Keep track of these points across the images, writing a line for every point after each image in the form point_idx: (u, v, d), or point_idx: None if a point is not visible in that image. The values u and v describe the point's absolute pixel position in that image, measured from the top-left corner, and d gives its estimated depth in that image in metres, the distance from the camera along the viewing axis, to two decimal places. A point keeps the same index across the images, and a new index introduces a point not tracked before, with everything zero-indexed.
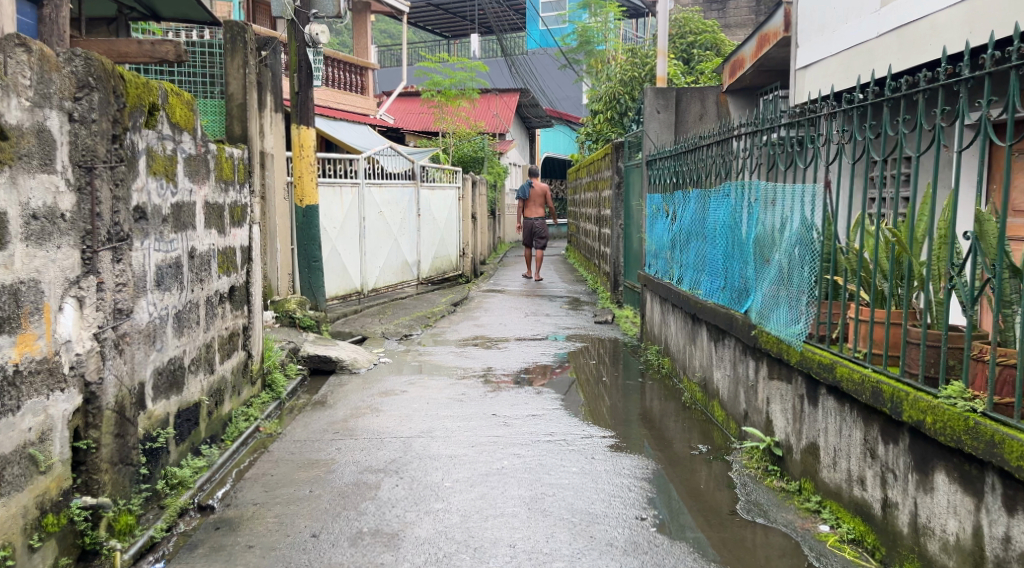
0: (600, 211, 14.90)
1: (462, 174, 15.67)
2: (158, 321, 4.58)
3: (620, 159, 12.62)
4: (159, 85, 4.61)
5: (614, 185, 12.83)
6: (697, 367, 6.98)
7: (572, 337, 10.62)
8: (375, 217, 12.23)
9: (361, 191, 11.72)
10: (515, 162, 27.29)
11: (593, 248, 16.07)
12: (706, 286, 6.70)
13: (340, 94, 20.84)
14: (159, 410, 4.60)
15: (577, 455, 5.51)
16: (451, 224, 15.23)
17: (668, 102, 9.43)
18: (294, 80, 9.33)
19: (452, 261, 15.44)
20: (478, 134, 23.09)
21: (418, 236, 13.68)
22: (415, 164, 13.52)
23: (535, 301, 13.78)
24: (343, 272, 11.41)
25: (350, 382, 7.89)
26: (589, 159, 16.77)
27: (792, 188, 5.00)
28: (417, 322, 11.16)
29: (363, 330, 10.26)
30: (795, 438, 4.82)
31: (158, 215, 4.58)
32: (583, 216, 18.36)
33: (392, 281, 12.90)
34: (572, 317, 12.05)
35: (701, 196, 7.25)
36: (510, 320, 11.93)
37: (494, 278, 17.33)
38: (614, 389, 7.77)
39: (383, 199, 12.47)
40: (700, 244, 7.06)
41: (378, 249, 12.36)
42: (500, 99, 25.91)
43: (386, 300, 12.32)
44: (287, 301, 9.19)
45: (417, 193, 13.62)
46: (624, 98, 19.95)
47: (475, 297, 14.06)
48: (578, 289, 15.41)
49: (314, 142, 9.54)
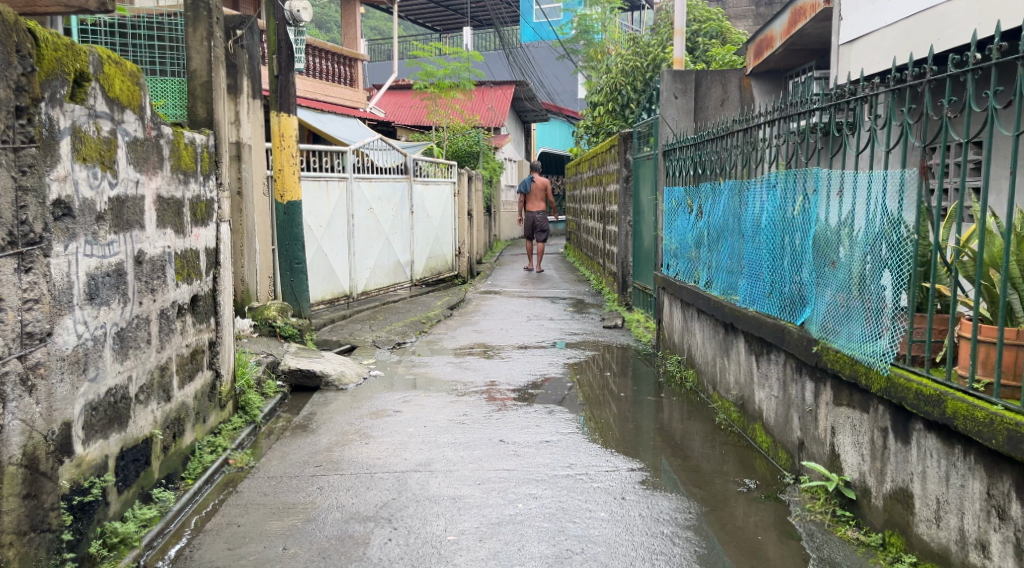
0: (604, 207, 14.03)
1: (457, 168, 14.77)
2: (93, 343, 3.70)
3: (628, 151, 11.74)
4: (90, 48, 3.72)
5: (621, 178, 11.96)
6: (732, 383, 6.12)
7: (580, 343, 9.77)
8: (365, 215, 11.34)
9: (349, 186, 10.83)
10: (511, 158, 26.42)
11: (596, 247, 15.22)
12: (743, 290, 5.85)
13: (328, 86, 19.93)
14: (94, 453, 3.74)
15: (603, 496, 4.64)
16: (445, 222, 14.34)
17: (688, 86, 8.62)
18: (273, 62, 8.41)
19: (448, 261, 14.54)
20: (472, 128, 22.18)
21: (411, 235, 12.79)
22: (407, 158, 12.63)
23: (537, 303, 12.91)
24: (331, 275, 10.52)
25: (336, 401, 7.01)
26: (591, 152, 15.89)
27: (868, 176, 4.12)
28: (411, 328, 10.27)
29: (351, 338, 9.36)
30: (874, 480, 3.94)
31: (92, 211, 3.69)
32: (585, 213, 17.49)
33: (383, 283, 12.00)
34: (578, 321, 11.19)
35: (733, 188, 6.39)
36: (511, 325, 11.07)
37: (492, 279, 16.47)
38: (633, 406, 6.90)
39: (374, 195, 11.58)
40: (735, 243, 6.20)
41: (368, 249, 11.46)
42: (496, 92, 25.10)
43: (377, 304, 11.43)
44: (267, 308, 8.32)
45: (410, 189, 12.73)
46: (626, 89, 18.88)
47: (473, 300, 13.18)
48: (581, 290, 14.56)
49: (296, 132, 8.63)
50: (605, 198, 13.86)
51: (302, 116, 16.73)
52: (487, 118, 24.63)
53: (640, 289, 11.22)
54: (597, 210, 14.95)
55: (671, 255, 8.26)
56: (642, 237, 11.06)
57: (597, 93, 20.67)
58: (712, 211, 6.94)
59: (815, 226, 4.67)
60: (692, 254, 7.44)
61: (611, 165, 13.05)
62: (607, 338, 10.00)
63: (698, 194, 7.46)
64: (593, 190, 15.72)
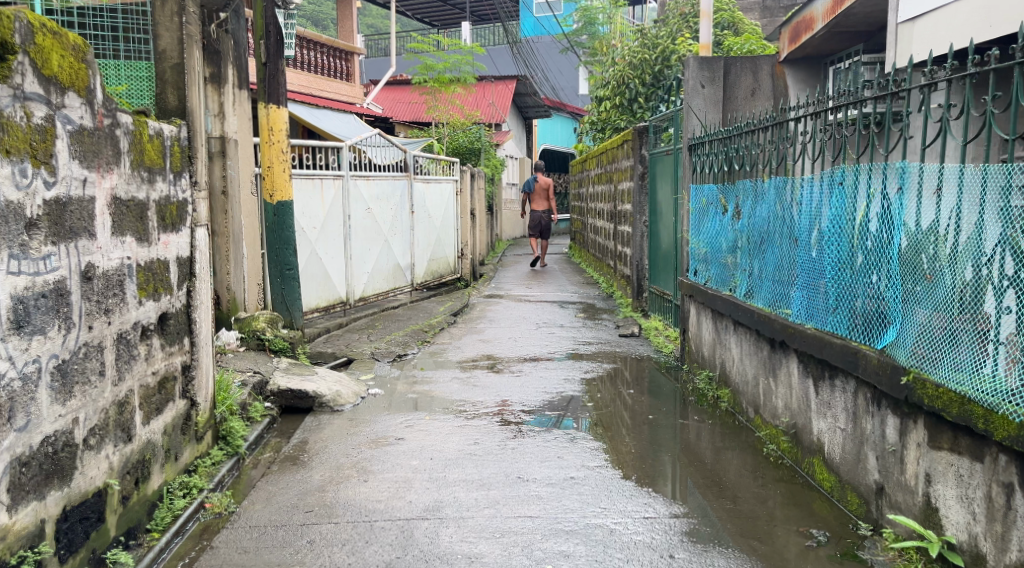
0: (615, 206, 13.27)
1: (459, 165, 14.01)
2: (19, 382, 2.99)
3: (644, 147, 11.00)
4: (15, 13, 3.01)
5: (635, 176, 11.20)
6: (782, 407, 5.39)
7: (596, 354, 9.03)
8: (362, 215, 10.59)
9: (344, 185, 10.08)
10: (513, 155, 25.68)
11: (606, 247, 14.49)
12: (794, 303, 5.14)
13: (323, 81, 19.18)
14: (26, 519, 3.03)
15: (648, 555, 3.90)
16: (447, 222, 13.58)
17: (716, 74, 7.88)
18: (262, 49, 7.64)
19: (450, 264, 13.78)
20: (472, 124, 21.41)
21: (411, 236, 12.03)
22: (407, 155, 11.87)
23: (545, 309, 12.15)
24: (326, 281, 9.77)
25: (331, 425, 6.27)
26: (599, 148, 15.11)
27: (979, 171, 3.39)
28: (413, 337, 9.51)
29: (348, 350, 8.61)
30: (994, 547, 3.21)
31: (17, 216, 2.99)
32: (592, 212, 16.71)
33: (382, 288, 11.24)
34: (591, 329, 10.43)
35: (777, 185, 5.69)
36: (519, 332, 10.33)
37: (496, 281, 15.74)
38: (664, 430, 6.15)
39: (372, 194, 10.82)
40: (784, 248, 5.49)
41: (366, 252, 10.71)
42: (497, 86, 24.33)
43: (375, 311, 10.67)
44: (255, 319, 7.55)
45: (409, 187, 11.97)
46: (634, 83, 18.18)
47: (477, 306, 12.42)
48: (590, 294, 13.80)
49: (286, 126, 7.88)
50: (616, 196, 13.10)
51: (295, 112, 15.98)
52: (489, 114, 23.83)
53: (658, 293, 10.50)
54: (607, 209, 14.18)
55: (699, 259, 7.55)
56: (660, 239, 10.36)
57: (603, 88, 19.89)
58: (751, 210, 6.24)
59: (897, 232, 3.96)
60: (727, 259, 6.72)
61: (624, 162, 12.29)
62: (625, 349, 9.25)
63: (732, 192, 6.74)
64: (602, 189, 14.96)
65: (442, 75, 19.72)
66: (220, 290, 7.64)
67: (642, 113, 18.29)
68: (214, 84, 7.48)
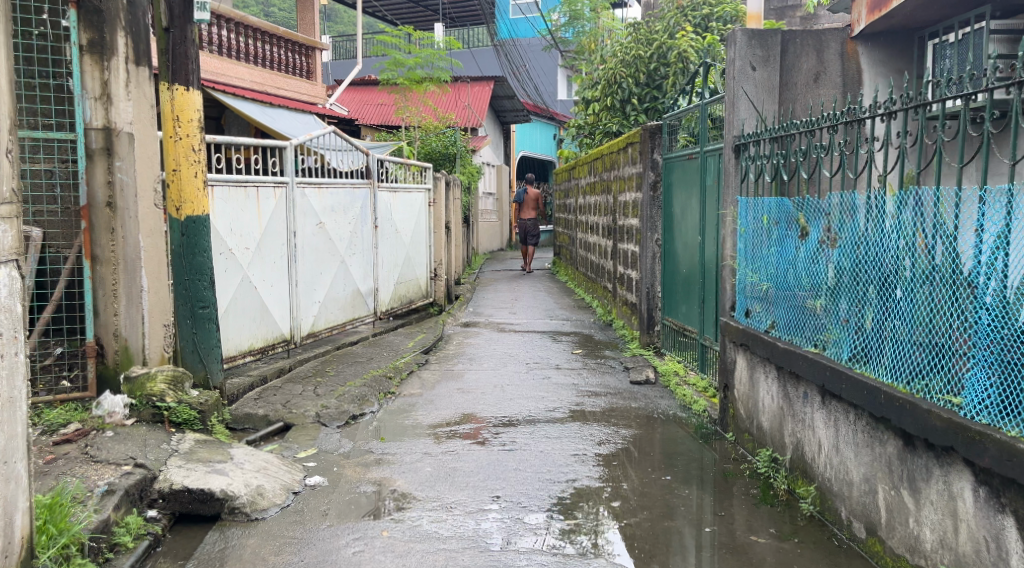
0: (615, 220, 11.33)
1: (433, 172, 12.03)
2: None
3: (656, 150, 9.13)
4: None
5: (645, 184, 9.28)
6: (935, 544, 3.48)
7: (607, 411, 7.11)
8: (313, 232, 8.59)
9: (289, 194, 8.09)
10: (490, 162, 23.73)
11: (602, 268, 12.57)
12: (972, 385, 3.34)
13: (281, 78, 17.15)
14: None
15: None
16: (418, 238, 11.57)
17: (771, 53, 5.98)
18: (161, 7, 5.62)
19: (423, 287, 11.78)
20: (446, 127, 19.45)
21: (374, 256, 10.01)
22: (368, 158, 9.90)
23: (535, 343, 10.18)
24: (264, 317, 7.75)
25: (245, 547, 4.30)
26: (593, 152, 13.16)
27: None
28: (373, 388, 7.50)
29: (284, 412, 6.60)
30: None
31: None
32: (582, 226, 14.73)
33: (339, 320, 9.21)
34: (595, 373, 8.49)
35: (906, 198, 3.80)
36: (507, 376, 8.39)
37: (475, 304, 13.78)
38: (731, 554, 4.22)
39: (325, 206, 8.82)
40: (930, 293, 3.65)
41: (317, 277, 8.70)
42: (473, 88, 22.32)
43: (327, 351, 8.65)
44: (152, 380, 5.53)
45: (372, 197, 9.97)
46: (627, 82, 16.19)
47: (454, 338, 10.45)
48: (584, 321, 11.88)
49: (199, 115, 5.84)
50: (617, 209, 11.16)
51: (243, 111, 13.93)
52: (464, 117, 21.87)
53: (679, 330, 8.59)
54: (605, 224, 12.27)
55: (758, 295, 5.64)
56: (680, 262, 8.47)
57: (591, 89, 17.97)
58: (853, 234, 4.35)
59: None
60: (810, 300, 4.85)
61: (627, 168, 10.38)
62: (643, 405, 7.30)
63: (820, 209, 4.87)
64: (597, 200, 13.00)
65: (414, 72, 17.72)
66: (105, 337, 5.67)
67: (636, 115, 16.36)
68: (94, 54, 5.52)
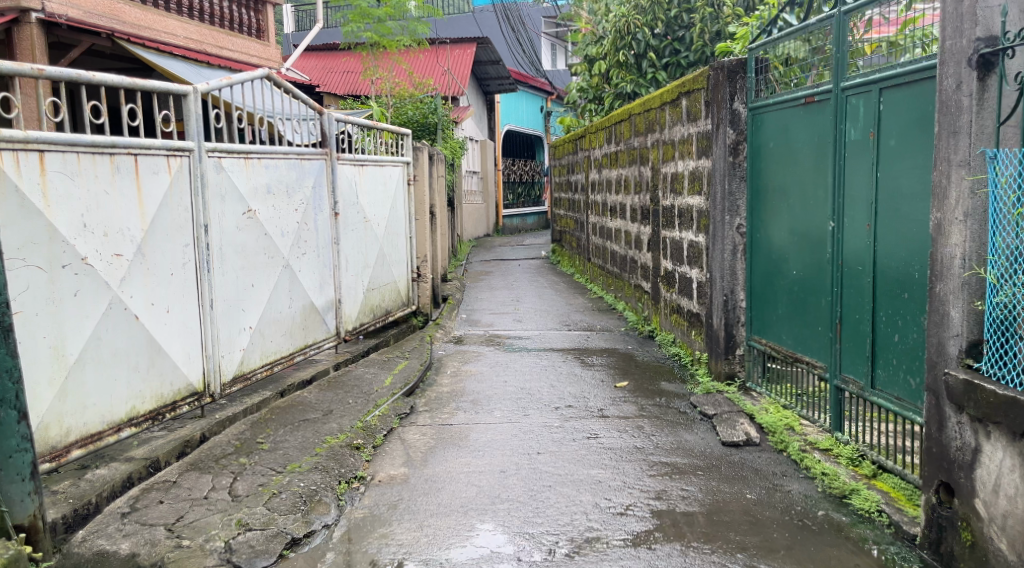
0: (656, 200, 8.57)
1: (413, 140, 9.15)
2: None
3: (736, 97, 6.37)
4: None
5: (720, 146, 6.50)
6: None
7: (711, 510, 4.37)
8: (238, 223, 5.72)
9: (196, 166, 5.21)
10: (472, 136, 20.84)
11: (632, 262, 9.81)
12: None
13: (224, 35, 14.05)
14: None
15: None
16: (394, 227, 8.68)
17: None
18: None
19: (403, 292, 8.94)
20: (423, 94, 16.56)
21: (334, 254, 7.17)
22: (321, 118, 7.07)
23: (560, 371, 7.42)
24: (161, 360, 4.90)
25: None
26: (615, 114, 10.37)
27: None
28: (329, 475, 4.71)
29: (169, 548, 3.78)
30: None
31: None
32: (597, 207, 11.94)
33: (285, 350, 6.37)
34: (663, 429, 5.75)
35: None
36: (532, 435, 5.63)
37: (468, 308, 10.97)
38: None
39: (258, 184, 5.97)
40: None
41: (246, 291, 5.82)
42: (453, 51, 19.41)
43: (263, 403, 5.81)
44: None
45: (330, 171, 7.13)
46: (643, 32, 13.42)
47: (447, 365, 7.66)
48: (614, 331, 9.13)
49: None
50: (660, 186, 8.41)
51: (167, 66, 10.85)
52: (444, 83, 18.85)
53: (786, 359, 5.85)
54: (637, 203, 9.51)
55: None
56: (789, 259, 5.74)
57: (596, 44, 15.22)
58: None
59: None
60: None
61: (682, 127, 7.61)
62: (765, 497, 4.53)
63: None
64: (622, 173, 10.24)
65: (385, 23, 14.75)
66: None
67: (654, 73, 13.62)
68: None
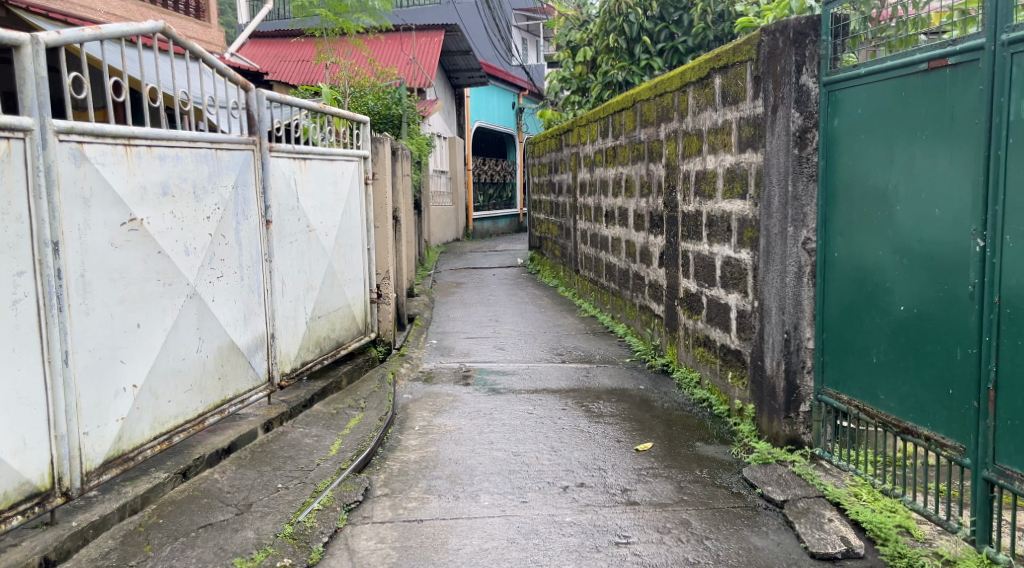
0: (673, 206, 6.91)
1: (371, 129, 7.42)
2: None
3: (805, 69, 4.71)
4: None
5: (780, 136, 4.85)
6: None
7: None
8: (114, 238, 3.99)
9: (34, 156, 3.50)
10: (440, 132, 19.12)
11: (638, 279, 8.15)
12: None
13: (156, 13, 12.20)
14: None
15: None
16: (347, 238, 6.94)
17: None
18: None
19: (359, 317, 7.21)
20: (385, 84, 14.79)
21: (264, 276, 5.43)
22: (248, 96, 5.35)
23: (560, 425, 5.74)
24: None
25: None
26: (613, 101, 8.69)
27: None
28: None
29: None
30: None
31: None
32: (589, 212, 10.26)
33: (193, 411, 4.63)
34: (721, 527, 4.11)
35: None
36: (533, 540, 3.95)
37: (439, 330, 9.29)
38: None
39: (146, 182, 4.23)
40: None
41: (129, 334, 4.09)
42: (419, 39, 17.65)
43: (154, 495, 4.08)
44: None
45: (258, 165, 5.40)
46: (636, 13, 11.71)
47: (415, 416, 5.96)
48: (617, 363, 7.49)
49: None
50: (679, 187, 6.77)
51: None
52: (409, 73, 17.02)
53: (884, 426, 4.24)
54: (644, 208, 7.83)
55: None
56: (895, 290, 4.11)
57: (580, 29, 13.55)
58: None
59: None
60: None
61: (714, 113, 5.96)
62: None
63: None
64: (623, 172, 8.57)
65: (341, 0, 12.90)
66: None
67: (649, 59, 11.90)
68: None
